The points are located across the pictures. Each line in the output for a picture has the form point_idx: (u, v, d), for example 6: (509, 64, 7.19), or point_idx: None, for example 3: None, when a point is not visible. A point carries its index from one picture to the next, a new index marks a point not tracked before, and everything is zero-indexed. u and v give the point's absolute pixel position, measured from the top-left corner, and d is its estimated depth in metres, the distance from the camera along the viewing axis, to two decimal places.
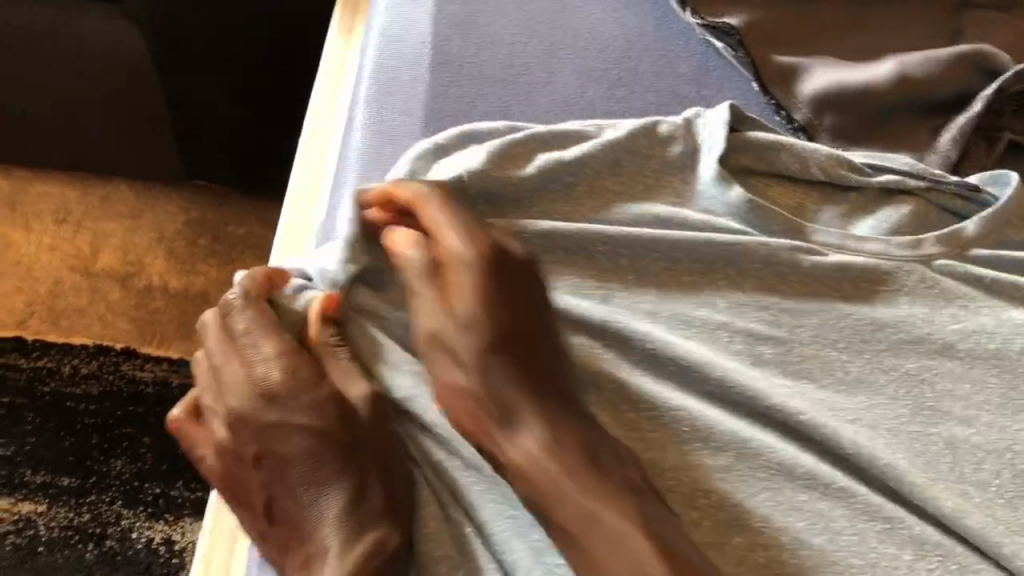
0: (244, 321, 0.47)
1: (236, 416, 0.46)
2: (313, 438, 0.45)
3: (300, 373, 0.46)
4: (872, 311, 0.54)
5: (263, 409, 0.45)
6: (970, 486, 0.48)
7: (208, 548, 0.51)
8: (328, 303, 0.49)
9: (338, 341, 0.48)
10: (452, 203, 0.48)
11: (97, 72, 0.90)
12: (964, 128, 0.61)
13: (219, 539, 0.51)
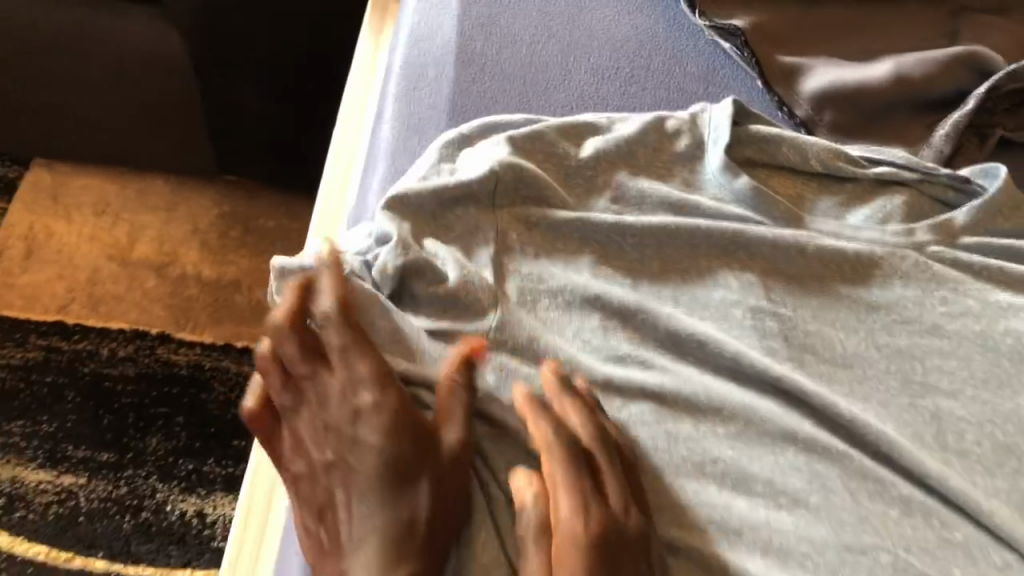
0: (337, 337, 0.48)
1: (318, 416, 0.47)
2: (382, 461, 0.45)
3: (384, 400, 0.46)
4: (867, 292, 0.57)
5: (346, 423, 0.46)
6: (953, 454, 0.52)
7: (248, 496, 0.58)
8: (467, 349, 0.49)
9: (463, 385, 0.48)
10: (579, 461, 0.44)
11: (138, 70, 0.94)
12: (957, 125, 0.65)
13: (257, 489, 0.58)
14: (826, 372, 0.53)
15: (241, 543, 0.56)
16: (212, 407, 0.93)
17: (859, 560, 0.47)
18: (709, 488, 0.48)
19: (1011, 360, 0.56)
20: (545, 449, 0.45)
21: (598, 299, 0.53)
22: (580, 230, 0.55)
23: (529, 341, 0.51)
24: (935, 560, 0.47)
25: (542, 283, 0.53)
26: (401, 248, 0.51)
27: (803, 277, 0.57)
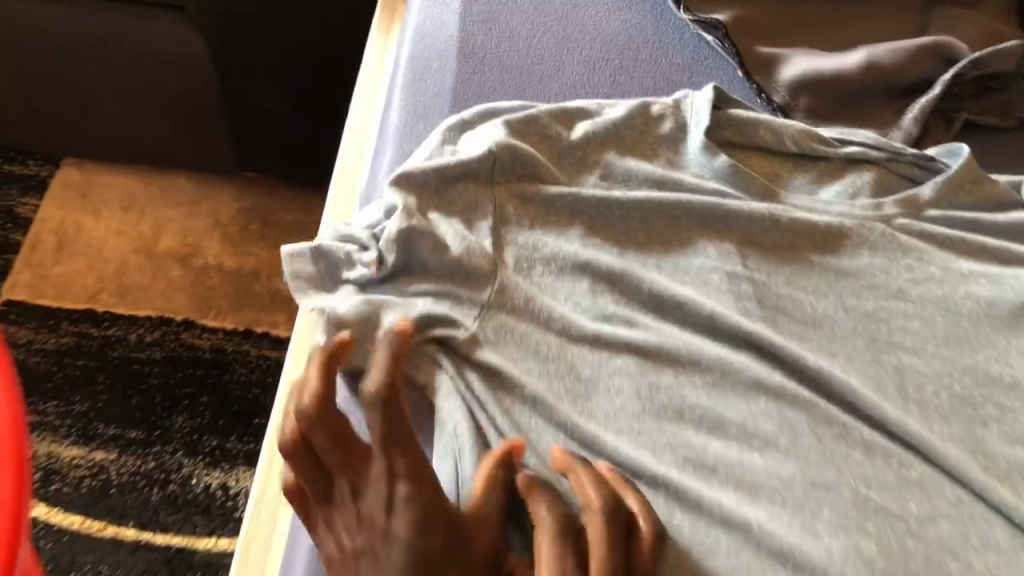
0: (376, 424, 0.48)
1: (354, 505, 0.48)
2: (411, 557, 0.45)
3: (417, 496, 0.46)
4: (837, 260, 0.63)
5: (380, 512, 0.46)
6: (912, 404, 0.57)
7: (260, 491, 0.61)
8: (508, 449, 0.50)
9: (496, 483, 0.49)
10: (569, 546, 0.45)
11: (163, 72, 1.00)
12: (925, 108, 0.70)
13: (269, 484, 0.62)
14: (797, 330, 0.58)
15: (255, 528, 0.60)
16: (234, 388, 0.99)
17: (822, 494, 0.52)
18: (685, 429, 0.53)
19: (969, 321, 0.61)
20: (539, 529, 0.46)
21: (587, 264, 0.58)
22: (570, 204, 0.61)
23: (524, 302, 0.56)
24: (892, 494, 0.53)
25: (537, 251, 0.59)
26: (406, 215, 0.57)
27: (777, 247, 0.62)
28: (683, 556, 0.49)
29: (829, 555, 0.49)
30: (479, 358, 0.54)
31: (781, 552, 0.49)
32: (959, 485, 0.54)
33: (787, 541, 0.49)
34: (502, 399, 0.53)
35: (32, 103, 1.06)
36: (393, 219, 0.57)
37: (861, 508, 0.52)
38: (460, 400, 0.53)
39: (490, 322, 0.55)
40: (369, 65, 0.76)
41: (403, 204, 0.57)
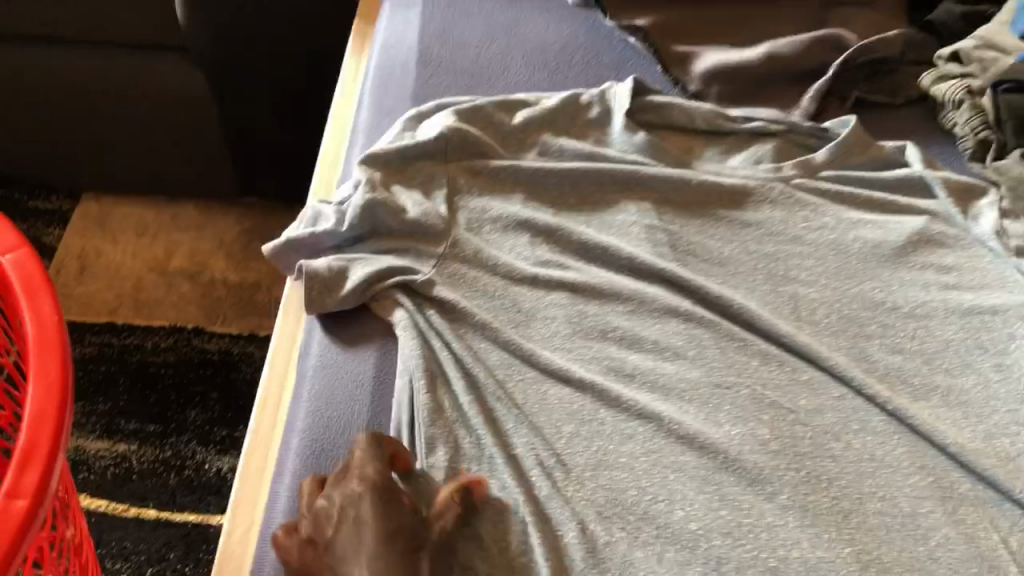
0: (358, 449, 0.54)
1: (325, 507, 0.51)
2: (381, 531, 0.49)
3: (384, 488, 0.51)
4: (741, 213, 0.74)
5: (350, 501, 0.51)
6: (804, 323, 0.67)
7: (252, 441, 0.63)
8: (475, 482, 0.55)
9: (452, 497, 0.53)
10: None
11: (168, 107, 1.13)
12: (819, 89, 0.82)
13: (260, 433, 0.63)
14: (704, 269, 0.70)
15: (247, 471, 0.61)
16: (241, 385, 1.10)
17: (724, 393, 0.62)
18: (609, 346, 0.64)
19: (857, 258, 0.72)
20: None
21: (526, 221, 0.70)
22: (513, 175, 0.73)
23: (474, 253, 0.68)
24: (784, 392, 0.63)
25: (485, 214, 0.70)
26: (369, 187, 0.69)
27: (689, 206, 0.74)
28: (606, 442, 0.59)
29: (729, 438, 0.60)
30: (436, 298, 0.65)
31: (687, 437, 0.59)
32: (843, 386, 0.64)
33: (692, 427, 0.60)
34: (457, 328, 0.64)
35: (53, 142, 1.19)
36: (358, 190, 0.69)
37: (758, 403, 0.62)
38: (417, 326, 0.63)
39: (446, 268, 0.67)
40: (346, 75, 0.88)
41: (367, 178, 0.69)
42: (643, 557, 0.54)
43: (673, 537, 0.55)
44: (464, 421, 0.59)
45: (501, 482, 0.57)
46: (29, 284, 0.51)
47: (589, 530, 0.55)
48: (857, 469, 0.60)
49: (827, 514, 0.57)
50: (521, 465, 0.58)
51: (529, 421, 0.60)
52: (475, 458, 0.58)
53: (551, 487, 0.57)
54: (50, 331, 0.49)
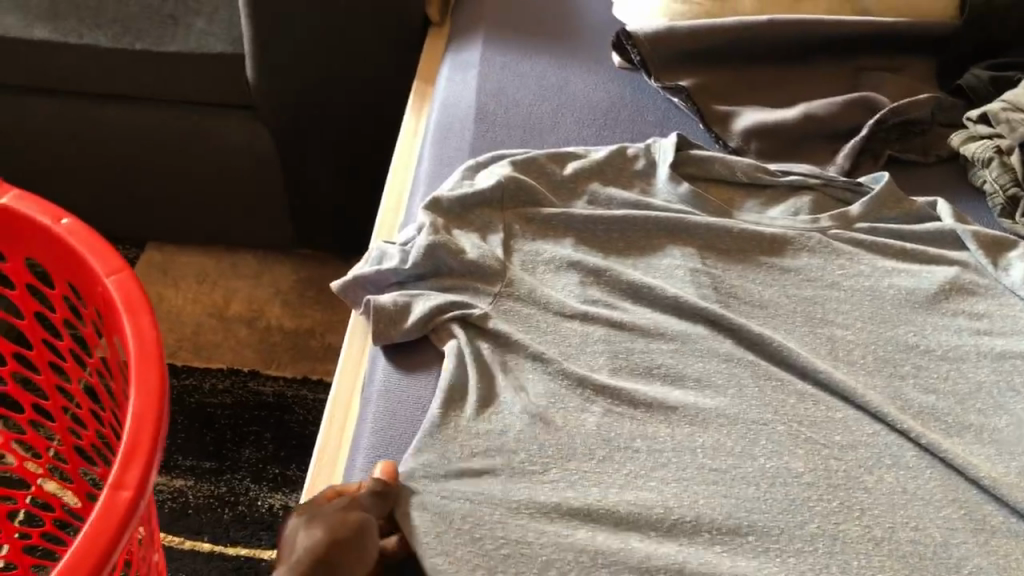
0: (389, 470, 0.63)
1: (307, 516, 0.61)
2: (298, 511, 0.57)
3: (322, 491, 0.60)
4: (781, 259, 0.78)
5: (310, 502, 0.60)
6: (841, 363, 0.71)
7: (318, 466, 0.67)
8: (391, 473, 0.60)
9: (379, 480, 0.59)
10: None
11: (234, 161, 1.20)
12: (853, 148, 0.87)
13: (326, 458, 0.67)
14: (746, 310, 0.74)
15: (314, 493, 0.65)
16: (294, 426, 1.14)
17: (761, 428, 0.65)
18: (654, 382, 0.68)
19: (891, 304, 0.75)
20: None
21: (577, 263, 0.74)
22: (563, 222, 0.78)
23: (527, 291, 0.72)
24: (819, 428, 0.66)
25: (538, 256, 0.75)
26: (432, 230, 0.74)
27: (731, 251, 0.78)
28: (639, 468, 0.62)
29: (762, 470, 0.63)
30: (492, 332, 0.69)
31: (720, 470, 0.63)
32: (876, 423, 0.67)
33: (727, 462, 0.63)
34: (511, 360, 0.68)
35: (123, 193, 1.26)
36: (422, 234, 0.74)
37: (794, 438, 0.65)
38: (470, 354, 0.68)
39: (502, 305, 0.71)
40: (407, 128, 0.94)
41: (430, 222, 0.75)
42: (656, 563, 0.56)
43: (693, 552, 0.58)
44: (499, 445, 0.62)
45: (541, 498, 0.59)
46: (131, 301, 0.56)
47: (606, 538, 0.58)
48: (889, 500, 0.62)
49: (858, 542, 0.59)
50: (539, 482, 0.61)
51: (570, 444, 0.63)
52: (519, 476, 0.61)
53: (569, 500, 0.59)
54: (150, 344, 0.54)
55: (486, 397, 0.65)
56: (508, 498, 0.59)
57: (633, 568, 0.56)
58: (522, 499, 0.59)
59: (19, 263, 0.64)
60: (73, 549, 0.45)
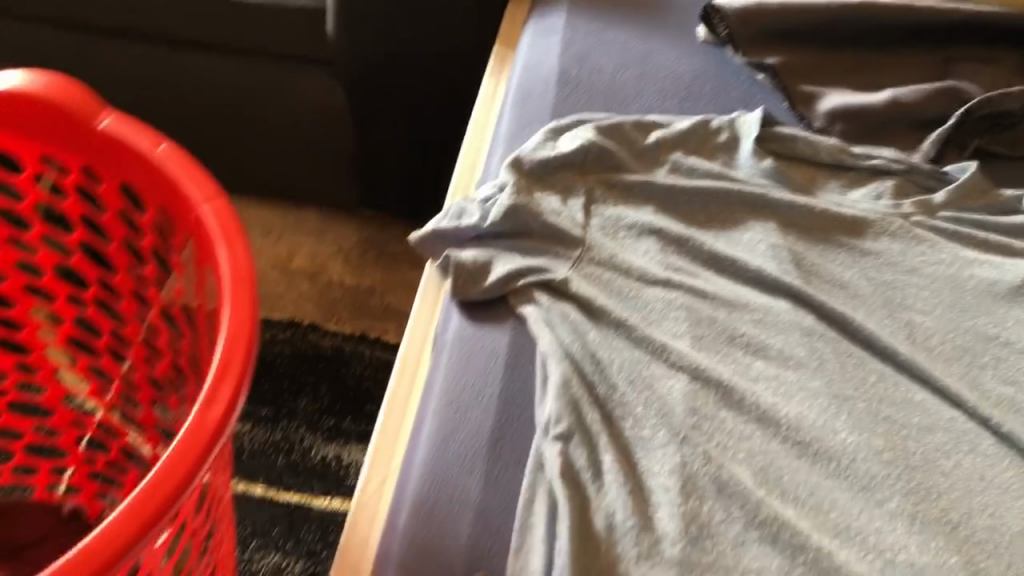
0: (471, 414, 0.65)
1: None
2: None
3: None
4: (863, 242, 0.77)
5: None
6: (919, 348, 0.70)
7: (389, 405, 0.69)
8: None
9: None
10: None
11: (309, 114, 1.21)
12: (940, 136, 0.85)
13: (397, 399, 0.69)
14: (826, 289, 0.73)
15: (386, 429, 0.67)
16: (350, 380, 1.15)
17: (843, 403, 0.65)
18: (736, 351, 0.68)
19: (972, 294, 0.74)
20: None
21: (660, 230, 0.74)
22: (645, 190, 0.77)
23: (609, 256, 0.72)
24: (898, 409, 0.65)
25: (620, 221, 0.75)
26: (514, 191, 0.74)
27: (813, 229, 0.77)
28: (727, 439, 0.63)
29: (844, 446, 0.63)
30: (574, 289, 0.70)
31: (802, 443, 0.63)
32: (954, 408, 0.66)
33: (809, 435, 0.63)
34: (595, 324, 0.69)
35: (198, 141, 1.28)
36: (503, 193, 0.74)
37: (873, 417, 0.65)
38: (562, 317, 0.68)
39: (583, 269, 0.71)
40: (487, 88, 0.94)
41: (512, 182, 0.75)
42: (759, 527, 0.58)
43: (790, 518, 0.59)
44: (590, 402, 0.64)
45: (636, 468, 0.61)
46: (224, 228, 0.56)
47: (705, 506, 0.59)
48: (966, 486, 0.62)
49: (935, 523, 0.59)
50: (649, 447, 0.62)
51: (660, 409, 0.64)
52: (633, 443, 0.63)
53: (687, 467, 0.61)
54: (243, 269, 0.55)
55: (577, 359, 0.66)
56: (594, 462, 0.61)
57: (730, 540, 0.58)
58: (613, 466, 0.61)
59: (112, 187, 0.65)
60: (166, 458, 0.46)
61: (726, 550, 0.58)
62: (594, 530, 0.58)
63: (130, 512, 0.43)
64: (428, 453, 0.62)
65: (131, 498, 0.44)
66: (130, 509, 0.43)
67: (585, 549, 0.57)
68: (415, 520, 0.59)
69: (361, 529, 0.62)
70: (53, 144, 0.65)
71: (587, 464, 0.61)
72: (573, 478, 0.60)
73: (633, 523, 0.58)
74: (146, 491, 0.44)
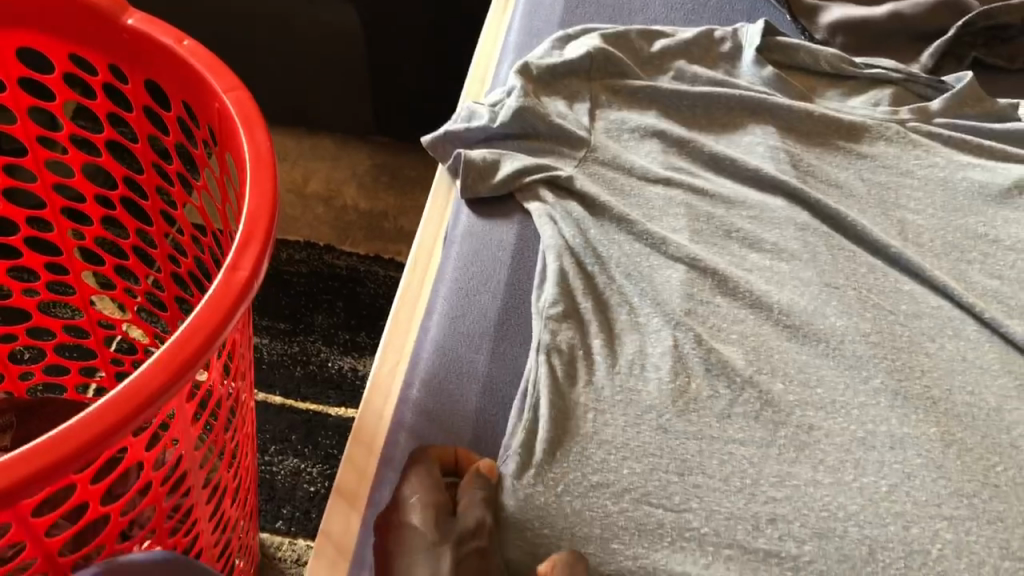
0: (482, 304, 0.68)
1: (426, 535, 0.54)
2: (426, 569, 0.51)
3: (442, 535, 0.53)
4: (859, 146, 0.80)
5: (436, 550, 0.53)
6: (909, 244, 0.73)
7: (401, 299, 0.72)
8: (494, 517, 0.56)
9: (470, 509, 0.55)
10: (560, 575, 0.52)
11: (322, 42, 1.22)
12: (939, 48, 0.86)
13: (408, 294, 0.72)
14: (821, 188, 0.76)
15: (399, 317, 0.70)
16: (365, 298, 1.19)
17: (832, 291, 0.68)
18: (732, 244, 0.71)
19: (963, 195, 0.76)
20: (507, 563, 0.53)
21: (661, 132, 0.77)
22: (648, 94, 0.80)
23: (612, 156, 0.76)
24: (887, 297, 0.69)
25: (624, 124, 0.78)
26: (522, 93, 0.76)
27: (810, 134, 0.80)
28: (720, 321, 0.67)
29: (832, 328, 0.66)
30: (574, 183, 0.73)
31: (793, 326, 0.66)
32: (942, 298, 0.69)
33: (800, 319, 0.67)
34: (594, 218, 0.72)
35: None
36: (512, 96, 0.77)
37: (862, 303, 0.68)
38: (566, 213, 0.72)
39: (587, 168, 0.75)
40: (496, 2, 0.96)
41: (520, 86, 0.77)
42: (740, 408, 0.62)
43: (777, 393, 0.63)
44: (590, 292, 0.67)
45: (625, 349, 0.65)
46: (245, 114, 0.57)
47: (695, 382, 0.63)
48: (948, 366, 0.65)
49: (917, 398, 0.63)
50: (643, 330, 0.66)
51: (655, 296, 0.67)
52: (627, 326, 0.66)
53: (682, 344, 0.65)
54: (265, 153, 0.54)
55: (575, 253, 0.69)
56: (588, 343, 0.65)
57: (717, 413, 0.62)
58: (612, 352, 0.64)
59: (138, 84, 0.67)
60: (194, 315, 0.43)
61: (713, 422, 0.61)
62: (580, 399, 0.62)
63: (162, 361, 0.40)
64: (443, 340, 0.65)
65: (163, 346, 0.41)
66: (161, 359, 0.41)
67: (565, 412, 0.61)
68: (427, 393, 0.63)
69: (374, 408, 0.64)
70: (82, 43, 0.66)
71: (582, 342, 0.65)
72: (567, 354, 0.64)
73: (619, 396, 0.62)
74: (177, 345, 0.41)
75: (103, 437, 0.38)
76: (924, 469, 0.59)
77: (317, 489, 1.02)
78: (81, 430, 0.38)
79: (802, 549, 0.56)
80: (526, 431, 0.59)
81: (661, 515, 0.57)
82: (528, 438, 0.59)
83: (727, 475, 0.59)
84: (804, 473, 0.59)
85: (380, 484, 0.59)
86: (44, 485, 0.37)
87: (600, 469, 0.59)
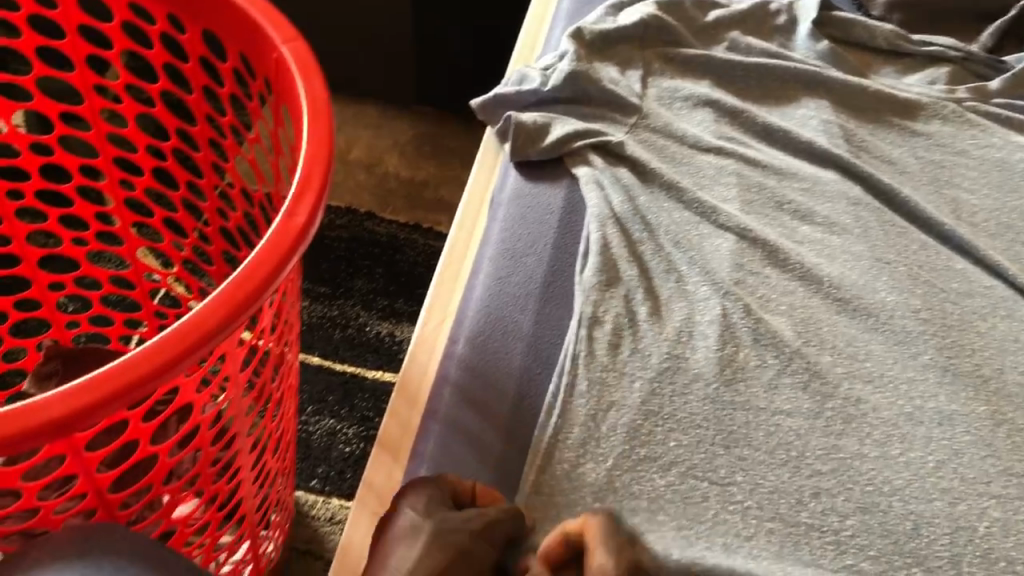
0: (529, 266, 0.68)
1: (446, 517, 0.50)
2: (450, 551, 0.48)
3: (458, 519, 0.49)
4: (913, 123, 0.78)
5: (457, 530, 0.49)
6: (964, 223, 0.72)
7: (446, 260, 0.72)
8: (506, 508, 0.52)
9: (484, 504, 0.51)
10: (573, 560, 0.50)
11: (369, 11, 1.22)
12: (999, 28, 0.85)
13: (454, 255, 0.72)
14: (875, 163, 0.75)
15: (444, 277, 0.70)
16: (405, 265, 1.20)
17: (883, 266, 0.68)
18: (783, 216, 0.71)
19: (1020, 176, 0.75)
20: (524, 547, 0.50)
21: (714, 101, 0.77)
22: (701, 64, 0.80)
23: (664, 124, 0.75)
24: (938, 274, 0.68)
25: (677, 93, 0.78)
26: (575, 58, 0.76)
27: (864, 109, 0.79)
28: (769, 291, 0.66)
29: (882, 303, 0.65)
30: (624, 151, 0.73)
31: (842, 300, 0.66)
32: (995, 278, 0.68)
33: (850, 292, 0.66)
34: (644, 186, 0.72)
35: None
36: (564, 60, 0.76)
37: (913, 279, 0.67)
38: (614, 179, 0.71)
39: (638, 135, 0.75)
40: None
41: (573, 50, 0.77)
42: (787, 379, 0.62)
43: (824, 365, 0.62)
44: (637, 260, 0.67)
45: (671, 316, 0.65)
46: (303, 64, 0.56)
47: (742, 352, 0.62)
48: (999, 345, 0.64)
49: (967, 375, 0.62)
50: (691, 298, 0.65)
51: (703, 265, 0.67)
52: (674, 294, 0.66)
53: (730, 313, 0.64)
54: (322, 102, 0.54)
55: (624, 220, 0.69)
56: (634, 309, 0.65)
57: (763, 383, 0.61)
58: (657, 319, 0.64)
59: (195, 35, 0.67)
60: (252, 257, 0.42)
61: (760, 392, 0.61)
62: (624, 363, 0.62)
63: (223, 296, 0.40)
64: (489, 300, 0.65)
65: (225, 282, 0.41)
66: (223, 295, 0.40)
67: (613, 379, 0.61)
68: (472, 349, 0.63)
69: (419, 363, 0.64)
70: None
71: (627, 307, 0.65)
72: (614, 323, 0.64)
73: (669, 363, 0.62)
74: (235, 283, 0.40)
75: (161, 371, 0.37)
76: (973, 446, 0.58)
77: (352, 450, 1.03)
78: (137, 364, 0.37)
79: (845, 523, 0.55)
80: (582, 401, 0.59)
81: (707, 488, 0.57)
82: (572, 417, 0.59)
83: (773, 447, 0.58)
84: (850, 446, 0.58)
85: (424, 438, 0.59)
86: (102, 415, 0.36)
87: (651, 442, 0.58)
